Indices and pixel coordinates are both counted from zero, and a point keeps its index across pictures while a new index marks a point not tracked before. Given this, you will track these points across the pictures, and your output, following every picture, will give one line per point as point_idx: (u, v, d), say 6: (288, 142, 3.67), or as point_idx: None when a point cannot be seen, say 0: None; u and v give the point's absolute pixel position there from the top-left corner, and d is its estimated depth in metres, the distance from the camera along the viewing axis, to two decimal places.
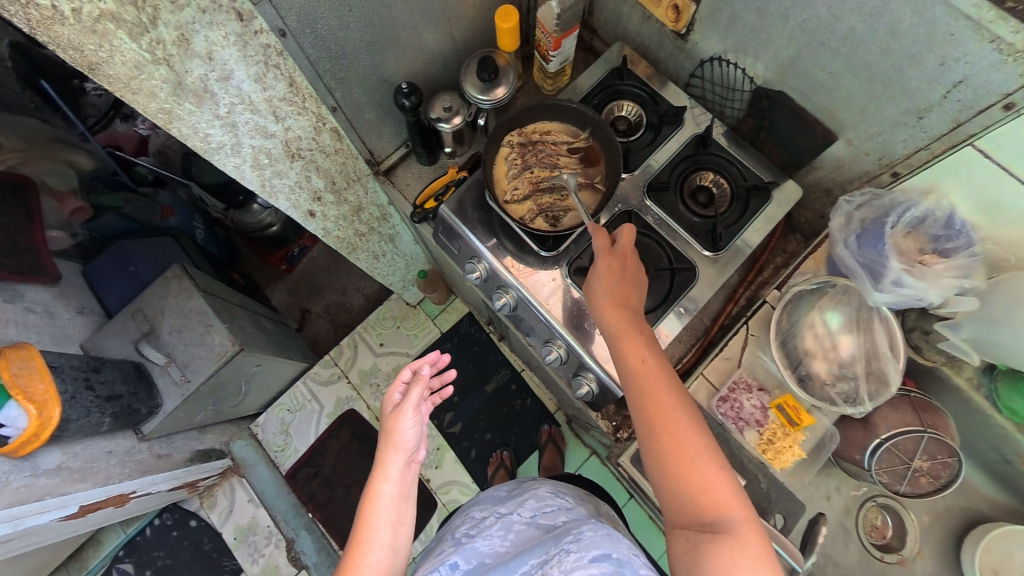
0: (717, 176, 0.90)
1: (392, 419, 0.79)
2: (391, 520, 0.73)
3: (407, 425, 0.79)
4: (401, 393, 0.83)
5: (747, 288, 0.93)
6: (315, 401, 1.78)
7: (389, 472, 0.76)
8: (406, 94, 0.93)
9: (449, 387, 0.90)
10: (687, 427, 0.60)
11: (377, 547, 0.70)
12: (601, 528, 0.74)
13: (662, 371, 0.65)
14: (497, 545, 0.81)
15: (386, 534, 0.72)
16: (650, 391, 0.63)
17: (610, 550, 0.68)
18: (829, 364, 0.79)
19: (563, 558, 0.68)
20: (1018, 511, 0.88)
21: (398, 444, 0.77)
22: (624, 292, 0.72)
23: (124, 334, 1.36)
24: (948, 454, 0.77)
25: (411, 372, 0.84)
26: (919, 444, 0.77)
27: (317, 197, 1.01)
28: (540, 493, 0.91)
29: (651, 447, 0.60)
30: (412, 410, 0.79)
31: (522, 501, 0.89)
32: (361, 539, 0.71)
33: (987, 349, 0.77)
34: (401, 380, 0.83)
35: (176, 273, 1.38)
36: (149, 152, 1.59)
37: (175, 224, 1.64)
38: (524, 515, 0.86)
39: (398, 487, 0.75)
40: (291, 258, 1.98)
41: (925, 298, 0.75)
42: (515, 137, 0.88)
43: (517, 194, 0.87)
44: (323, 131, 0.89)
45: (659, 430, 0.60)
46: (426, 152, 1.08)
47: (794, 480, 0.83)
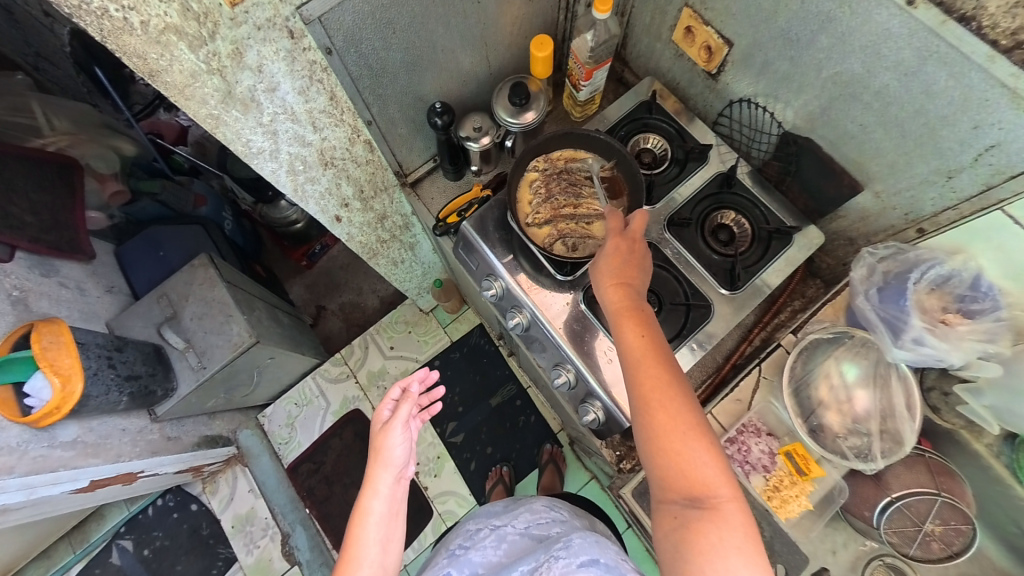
0: (739, 217, 0.90)
1: (381, 436, 0.81)
2: (381, 537, 0.74)
3: (397, 441, 0.81)
4: (391, 410, 0.85)
5: (762, 330, 0.90)
6: (323, 397, 1.81)
7: (379, 489, 0.77)
8: (439, 113, 0.96)
9: (438, 405, 0.91)
10: (680, 403, 0.60)
11: (367, 565, 0.71)
12: (589, 535, 0.75)
13: (659, 349, 0.65)
14: (490, 558, 0.81)
15: (376, 551, 0.73)
16: (646, 367, 0.63)
17: (598, 555, 0.69)
18: (842, 417, 0.78)
19: (552, 564, 0.68)
20: None
21: (387, 461, 0.79)
22: (626, 272, 0.72)
23: (148, 316, 1.41)
24: (963, 521, 0.73)
25: (400, 389, 0.86)
26: (933, 507, 0.74)
27: (344, 204, 1.05)
28: (536, 506, 0.91)
29: (643, 421, 0.60)
30: (401, 426, 0.81)
31: (516, 514, 0.89)
32: (349, 558, 0.72)
33: (1009, 420, 0.74)
34: (391, 397, 0.86)
35: (203, 262, 1.44)
36: (188, 142, 1.67)
37: (206, 214, 1.70)
38: (518, 527, 0.85)
39: (388, 503, 0.76)
40: (312, 255, 2.03)
41: (946, 359, 0.73)
42: (541, 163, 0.90)
43: (538, 218, 0.88)
44: (356, 142, 0.93)
45: (653, 406, 0.60)
46: (453, 169, 1.10)
47: (800, 533, 0.80)
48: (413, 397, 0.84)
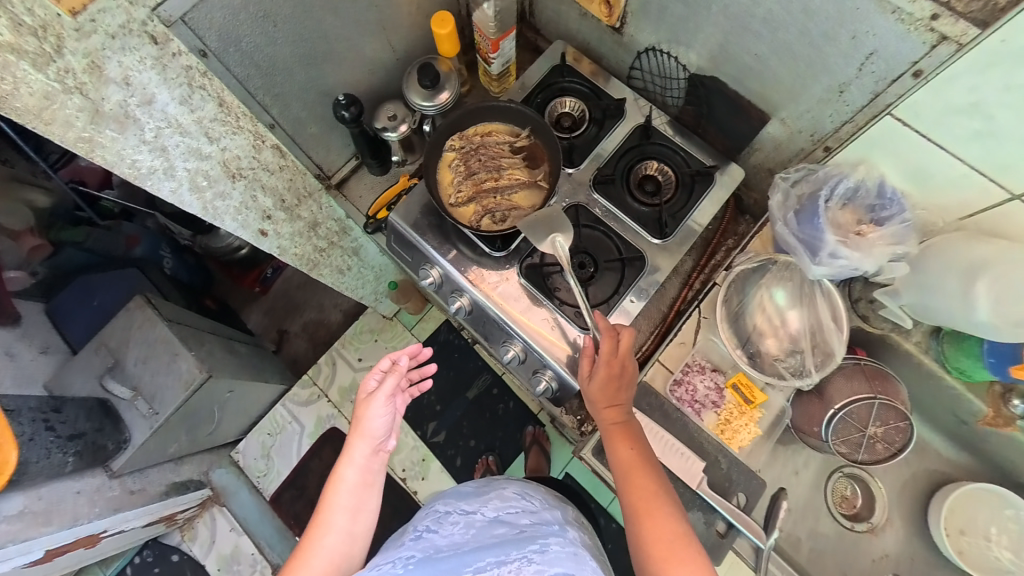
0: (662, 165, 0.90)
1: (363, 406, 0.79)
2: (351, 505, 0.73)
3: (379, 412, 0.78)
4: (377, 380, 0.82)
5: (701, 273, 0.91)
6: (296, 421, 1.75)
7: (354, 458, 0.75)
8: (345, 105, 0.91)
9: (428, 382, 0.90)
10: (666, 519, 0.64)
11: (333, 532, 0.71)
12: (567, 545, 0.76)
13: (648, 465, 0.69)
14: (455, 540, 0.78)
15: (344, 519, 0.72)
16: (635, 483, 0.68)
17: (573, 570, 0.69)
18: (780, 340, 0.80)
19: (525, 566, 0.68)
20: (973, 468, 0.91)
21: (366, 431, 0.77)
22: (615, 388, 0.74)
23: (88, 370, 1.34)
24: (901, 418, 0.77)
25: (389, 361, 0.84)
26: (872, 411, 0.77)
27: (267, 216, 1.01)
28: (506, 494, 0.90)
29: (632, 534, 0.65)
30: (384, 399, 0.79)
31: (486, 500, 0.88)
32: (319, 522, 0.72)
33: (923, 314, 0.78)
34: (378, 367, 0.82)
35: (139, 303, 1.37)
36: (113, 185, 1.57)
37: (141, 253, 1.62)
38: (487, 514, 0.84)
39: (360, 472, 0.75)
40: (265, 279, 1.97)
41: (860, 268, 0.74)
42: (457, 142, 0.87)
43: (461, 197, 0.85)
44: (264, 148, 0.90)
45: (641, 521, 0.64)
46: (377, 163, 1.06)
47: (754, 461, 0.80)
48: (401, 370, 0.82)
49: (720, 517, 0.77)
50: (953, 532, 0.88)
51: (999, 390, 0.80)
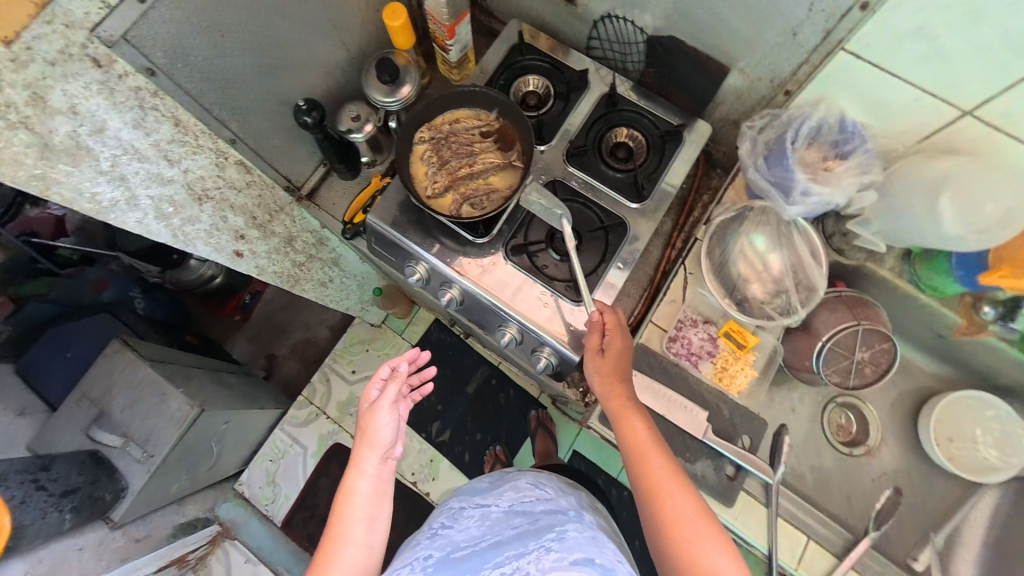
0: (631, 130, 0.92)
1: (368, 416, 0.77)
2: (367, 517, 0.72)
3: (384, 421, 0.76)
4: (379, 389, 0.80)
5: (681, 232, 0.93)
6: (298, 443, 1.73)
7: (365, 468, 0.74)
8: (307, 110, 0.89)
9: (430, 384, 0.88)
10: (680, 496, 0.64)
11: (351, 545, 0.70)
12: (586, 531, 0.74)
13: (658, 444, 0.70)
14: (472, 535, 0.78)
15: (361, 531, 0.71)
16: (646, 463, 0.68)
17: (594, 555, 0.67)
18: (764, 283, 0.83)
19: (544, 555, 0.66)
20: (952, 378, 0.97)
21: (373, 441, 0.75)
22: (620, 371, 0.76)
23: (73, 423, 1.29)
24: (885, 340, 0.81)
25: (388, 368, 0.81)
26: (856, 337, 0.81)
27: (240, 235, 0.99)
28: (520, 484, 0.88)
29: (648, 514, 0.65)
30: (389, 407, 0.77)
31: (500, 493, 0.87)
32: (334, 536, 0.71)
33: (895, 238, 0.83)
34: (378, 376, 0.80)
35: (116, 347, 1.33)
36: (69, 232, 1.47)
37: (110, 297, 1.64)
38: (502, 506, 0.83)
39: (373, 483, 0.74)
40: (245, 306, 1.93)
41: (833, 202, 0.78)
42: (426, 133, 0.87)
43: (437, 188, 0.84)
44: (227, 165, 0.87)
45: (656, 501, 0.64)
46: (346, 167, 1.05)
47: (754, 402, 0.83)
48: (403, 376, 0.79)
49: (727, 462, 0.81)
50: (942, 441, 0.93)
51: (969, 299, 0.84)
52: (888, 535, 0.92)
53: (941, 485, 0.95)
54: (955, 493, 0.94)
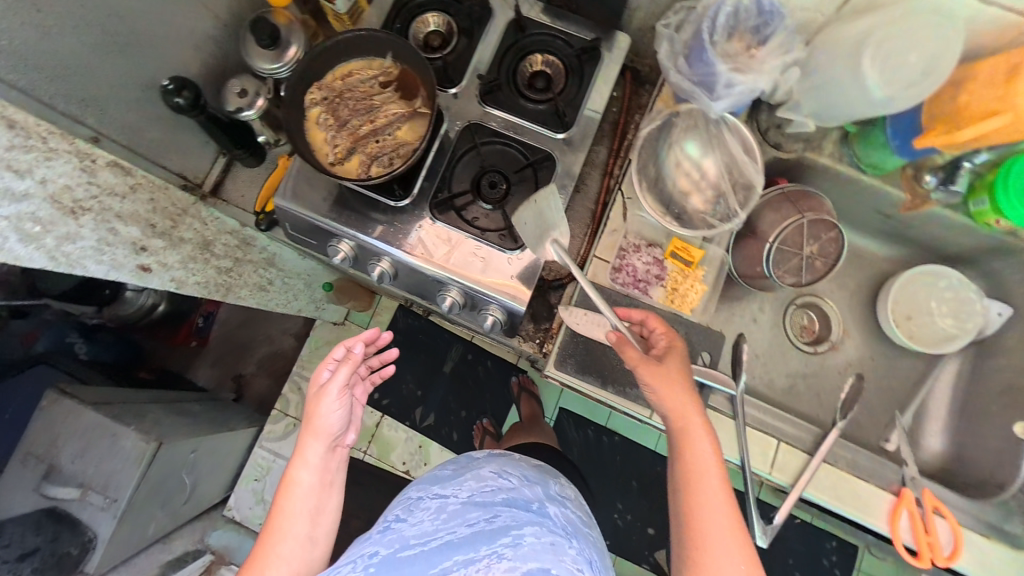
0: (545, 56, 0.84)
1: (315, 402, 0.71)
2: (309, 510, 0.68)
3: (332, 408, 0.70)
4: (330, 371, 0.73)
5: (618, 159, 0.88)
6: (280, 458, 1.66)
7: (308, 458, 0.69)
8: (176, 90, 0.78)
9: (389, 367, 0.84)
10: (721, 535, 0.57)
11: (291, 538, 0.66)
12: (545, 533, 0.67)
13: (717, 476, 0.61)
14: (425, 529, 0.70)
15: (302, 524, 0.67)
16: (696, 493, 0.60)
17: (549, 565, 0.61)
18: (703, 194, 0.79)
19: (495, 565, 0.62)
20: (904, 257, 0.98)
21: (320, 429, 0.70)
22: (675, 385, 0.67)
23: (23, 485, 1.19)
24: (830, 228, 0.79)
25: (343, 349, 0.74)
26: (802, 230, 0.79)
27: (141, 247, 0.87)
28: (483, 473, 0.79)
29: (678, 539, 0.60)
30: (338, 393, 0.70)
31: (461, 483, 0.78)
32: (273, 528, 0.67)
33: (827, 117, 0.80)
34: (330, 358, 0.73)
35: (53, 397, 1.22)
36: None
37: (44, 348, 1.52)
38: (461, 497, 0.75)
39: (317, 473, 0.69)
40: (199, 330, 1.80)
41: (758, 88, 0.71)
42: (317, 93, 0.77)
43: (339, 152, 0.76)
44: (99, 168, 0.78)
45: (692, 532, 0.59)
46: (246, 151, 0.95)
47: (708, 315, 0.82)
48: (357, 358, 0.73)
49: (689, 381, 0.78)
50: (902, 320, 0.94)
51: (911, 172, 0.83)
52: (858, 422, 0.94)
53: (905, 364, 0.97)
54: (917, 368, 0.96)
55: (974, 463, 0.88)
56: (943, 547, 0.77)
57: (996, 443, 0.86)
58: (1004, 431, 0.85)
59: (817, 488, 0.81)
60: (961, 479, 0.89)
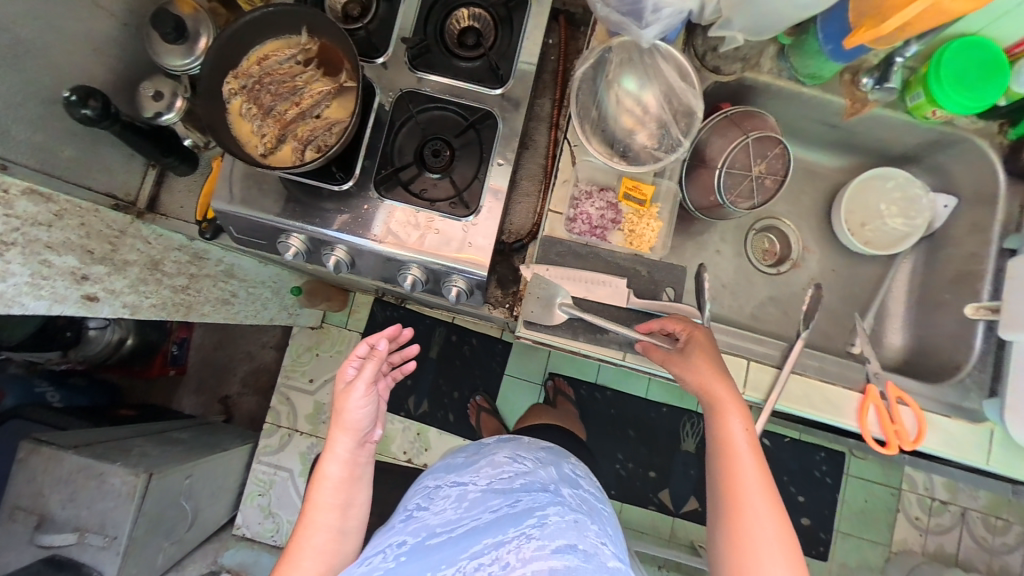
0: (471, 10, 0.81)
1: (341, 398, 0.68)
2: (337, 503, 0.67)
3: (358, 404, 0.67)
4: (356, 367, 0.69)
5: (562, 109, 0.86)
6: (281, 469, 1.64)
7: (336, 452, 0.67)
8: (81, 101, 0.72)
9: (412, 364, 0.78)
10: (754, 497, 0.58)
11: (320, 529, 0.66)
12: (568, 511, 0.67)
13: (752, 445, 0.62)
14: (449, 518, 0.69)
15: (331, 517, 0.66)
16: (731, 459, 0.61)
17: (576, 540, 0.62)
18: (648, 130, 0.78)
19: (524, 544, 0.61)
20: (849, 167, 1.01)
21: (347, 424, 0.67)
22: (709, 359, 0.69)
23: (16, 541, 1.15)
24: (776, 144, 0.80)
25: (366, 344, 0.70)
26: (749, 149, 0.80)
27: (81, 276, 0.83)
28: (497, 459, 0.78)
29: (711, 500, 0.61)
30: (365, 388, 0.67)
31: (478, 470, 0.77)
32: (305, 520, 0.66)
33: (758, 31, 0.78)
34: (354, 354, 0.69)
35: (29, 447, 1.17)
36: None
37: (14, 403, 1.40)
38: (480, 484, 0.74)
39: (344, 467, 0.67)
40: (175, 358, 1.74)
41: (686, 9, 0.70)
42: (235, 82, 0.72)
43: (269, 142, 0.72)
44: (14, 198, 0.71)
45: (726, 492, 0.60)
46: (178, 160, 0.89)
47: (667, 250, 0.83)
48: (380, 355, 0.69)
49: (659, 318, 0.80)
50: (857, 227, 0.97)
51: (849, 77, 0.85)
52: (822, 333, 0.99)
53: (863, 268, 1.01)
54: (875, 271, 1.01)
55: (934, 351, 0.92)
56: (909, 433, 0.81)
57: (951, 327, 0.90)
58: (956, 314, 0.89)
59: (788, 399, 0.84)
60: (922, 368, 0.93)
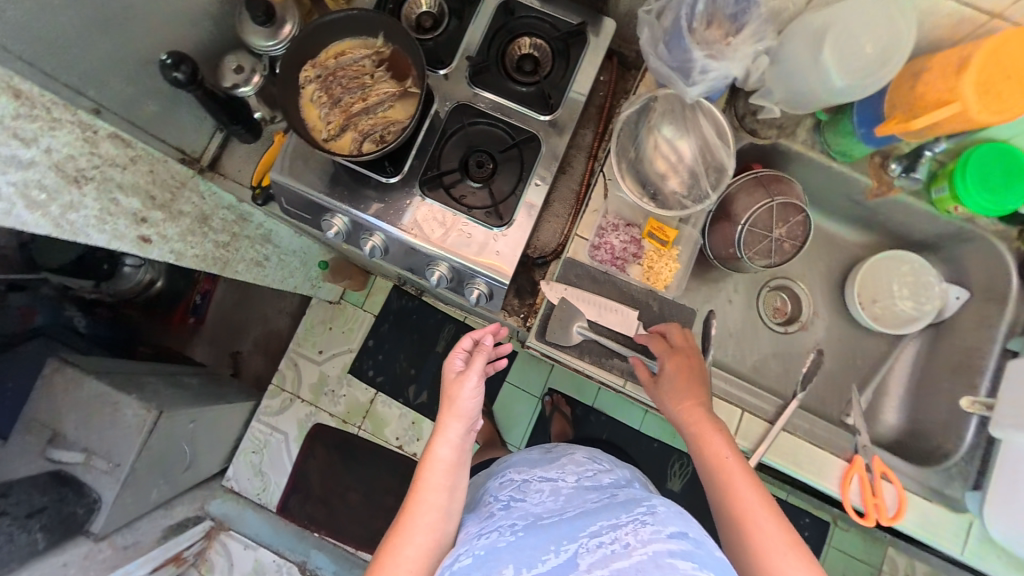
0: (533, 39, 0.87)
1: (454, 385, 0.74)
2: (446, 483, 0.69)
3: (470, 393, 0.72)
4: (463, 359, 0.77)
5: (602, 142, 0.92)
6: (277, 432, 1.71)
7: (448, 434, 0.71)
8: (174, 65, 0.79)
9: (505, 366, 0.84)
10: (759, 510, 0.61)
11: (431, 508, 0.67)
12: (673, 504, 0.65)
13: (738, 460, 0.66)
14: (551, 507, 0.71)
15: (442, 497, 0.68)
16: (726, 479, 0.64)
17: (687, 529, 0.59)
18: (680, 177, 0.83)
19: (640, 528, 0.59)
20: (872, 243, 1.04)
21: (460, 410, 0.72)
22: (690, 384, 0.73)
23: (27, 452, 1.23)
24: (798, 212, 0.85)
25: (472, 340, 0.79)
26: (772, 212, 0.84)
27: (141, 218, 0.90)
28: (577, 458, 0.85)
29: (724, 524, 0.63)
30: (477, 375, 0.73)
31: (562, 467, 0.82)
32: (416, 497, 0.68)
33: (796, 103, 0.83)
34: (461, 347, 0.78)
35: (55, 367, 1.25)
36: None
37: (44, 323, 1.50)
38: (571, 481, 0.78)
39: (454, 451, 0.70)
40: (195, 309, 1.83)
41: (731, 75, 0.75)
42: (311, 70, 0.79)
43: (332, 129, 0.79)
44: (100, 140, 0.80)
45: (735, 513, 0.62)
46: (244, 128, 0.96)
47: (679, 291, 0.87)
48: (487, 348, 0.77)
49: None
50: (867, 303, 0.99)
51: (879, 160, 0.90)
52: (819, 397, 1.01)
53: (870, 342, 1.03)
54: (881, 347, 1.03)
55: (924, 434, 0.94)
56: (888, 509, 0.83)
57: (943, 414, 0.92)
58: (949, 401, 0.92)
59: (776, 453, 0.87)
60: (910, 450, 0.95)
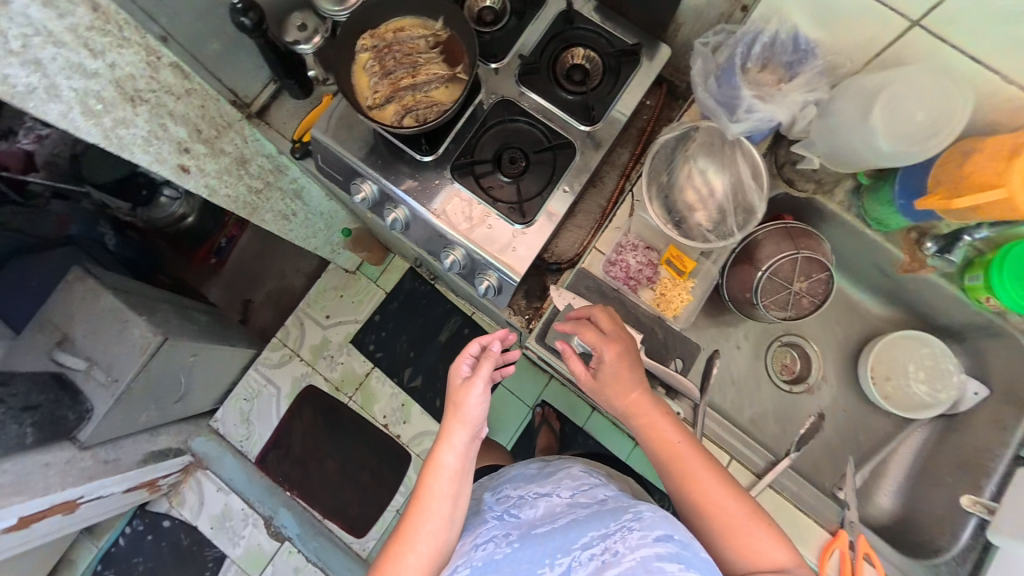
0: (587, 51, 0.87)
1: (459, 393, 0.70)
2: (451, 491, 0.67)
3: (477, 401, 0.68)
4: (469, 365, 0.74)
5: (637, 163, 0.91)
6: (271, 385, 1.74)
7: (453, 442, 0.68)
8: (243, 11, 0.83)
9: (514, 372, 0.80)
10: (718, 490, 0.63)
11: (435, 517, 0.66)
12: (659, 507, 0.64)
13: (684, 442, 0.67)
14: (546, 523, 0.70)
15: (446, 505, 0.66)
16: (682, 466, 0.65)
17: (671, 529, 0.58)
18: (707, 211, 0.82)
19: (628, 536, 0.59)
20: (901, 321, 1.00)
21: (466, 418, 0.69)
22: (628, 373, 0.70)
23: (35, 349, 1.28)
24: (822, 270, 0.83)
25: (478, 345, 0.75)
26: (796, 264, 0.83)
27: (183, 148, 0.93)
28: (574, 471, 0.83)
29: (693, 512, 0.64)
30: (483, 383, 0.69)
31: (558, 480, 0.80)
32: (420, 505, 0.67)
33: (839, 160, 0.84)
34: (469, 353, 0.74)
35: (77, 275, 1.30)
36: (39, 167, 1.43)
37: (76, 233, 1.55)
38: (565, 495, 0.76)
39: (459, 459, 0.68)
40: (219, 251, 1.88)
41: (776, 119, 0.76)
42: (369, 41, 0.82)
43: (377, 98, 0.81)
44: (160, 67, 0.84)
45: (698, 498, 0.63)
46: (296, 84, 1.00)
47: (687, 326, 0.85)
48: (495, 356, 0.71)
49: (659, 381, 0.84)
50: (879, 379, 0.96)
51: (914, 236, 0.88)
52: (813, 465, 0.98)
53: (878, 421, 0.99)
54: (887, 427, 0.99)
55: (918, 526, 0.90)
56: None
57: (940, 509, 0.89)
58: (949, 497, 0.88)
59: None
60: (901, 539, 0.92)
